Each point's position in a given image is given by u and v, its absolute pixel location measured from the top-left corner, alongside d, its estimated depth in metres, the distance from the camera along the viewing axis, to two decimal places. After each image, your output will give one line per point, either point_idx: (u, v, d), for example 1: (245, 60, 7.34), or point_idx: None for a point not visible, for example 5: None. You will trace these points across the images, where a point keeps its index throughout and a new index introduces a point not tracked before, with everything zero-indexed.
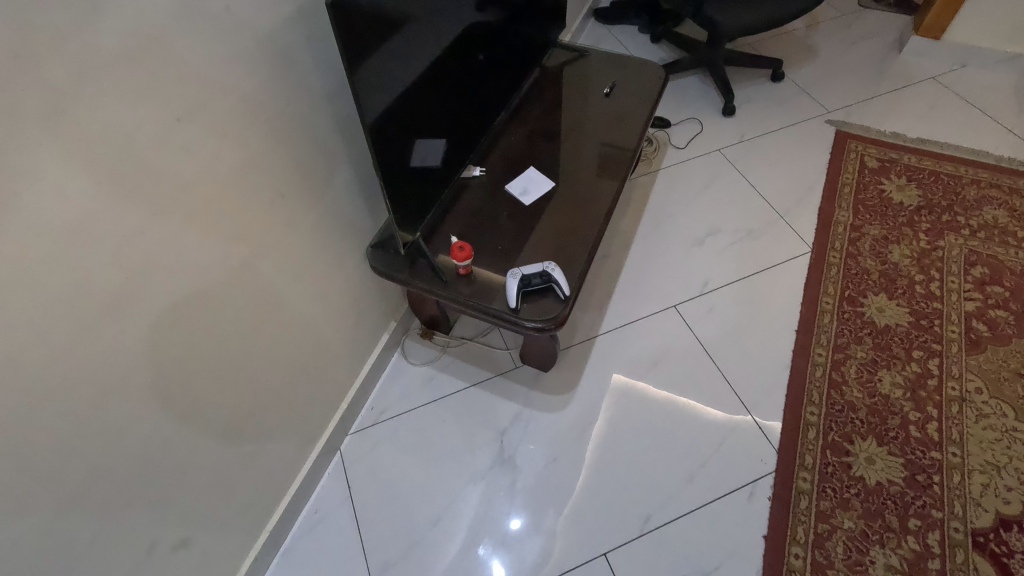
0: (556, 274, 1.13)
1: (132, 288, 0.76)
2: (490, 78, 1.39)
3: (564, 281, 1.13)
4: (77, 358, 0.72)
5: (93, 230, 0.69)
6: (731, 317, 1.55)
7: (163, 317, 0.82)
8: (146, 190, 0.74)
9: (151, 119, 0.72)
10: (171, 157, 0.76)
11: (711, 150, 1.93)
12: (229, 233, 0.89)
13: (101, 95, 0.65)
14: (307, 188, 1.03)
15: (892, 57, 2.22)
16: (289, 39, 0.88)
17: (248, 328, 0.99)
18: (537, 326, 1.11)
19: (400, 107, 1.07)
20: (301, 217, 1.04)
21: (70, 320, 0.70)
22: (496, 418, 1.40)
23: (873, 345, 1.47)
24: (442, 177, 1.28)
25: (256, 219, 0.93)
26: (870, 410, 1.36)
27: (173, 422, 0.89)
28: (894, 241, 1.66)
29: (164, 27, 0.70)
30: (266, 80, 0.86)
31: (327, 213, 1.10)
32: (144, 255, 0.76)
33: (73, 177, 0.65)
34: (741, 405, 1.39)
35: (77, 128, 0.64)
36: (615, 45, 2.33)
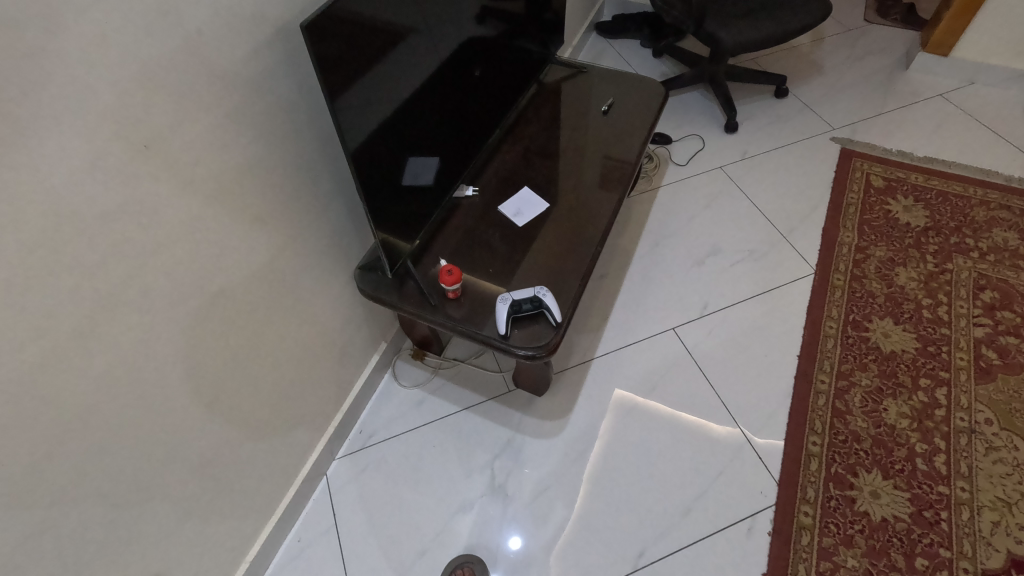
0: (547, 299, 1.09)
1: (98, 321, 0.72)
2: (484, 95, 1.36)
3: (556, 306, 1.09)
4: (40, 392, 0.68)
5: (52, 261, 0.65)
6: (731, 341, 1.50)
7: (132, 351, 0.78)
8: (112, 218, 0.70)
9: (119, 142, 0.68)
10: (142, 181, 0.72)
11: (713, 168, 1.89)
12: (207, 258, 0.86)
13: (60, 121, 0.62)
14: (288, 211, 0.99)
15: (898, 73, 2.18)
16: (269, 57, 0.85)
17: (228, 353, 0.96)
18: (527, 353, 1.07)
19: (389, 128, 1.03)
20: (283, 239, 1.01)
21: (32, 353, 0.66)
22: (488, 445, 1.36)
23: (879, 372, 1.42)
24: (433, 197, 1.24)
25: (234, 242, 0.90)
26: (875, 441, 1.31)
27: (148, 454, 0.85)
28: (900, 263, 1.62)
29: (133, 47, 0.66)
30: (242, 101, 0.83)
31: (310, 235, 1.07)
32: (114, 285, 0.73)
33: (31, 208, 0.62)
34: (741, 434, 1.34)
35: (34, 157, 0.60)
36: (616, 59, 2.30)
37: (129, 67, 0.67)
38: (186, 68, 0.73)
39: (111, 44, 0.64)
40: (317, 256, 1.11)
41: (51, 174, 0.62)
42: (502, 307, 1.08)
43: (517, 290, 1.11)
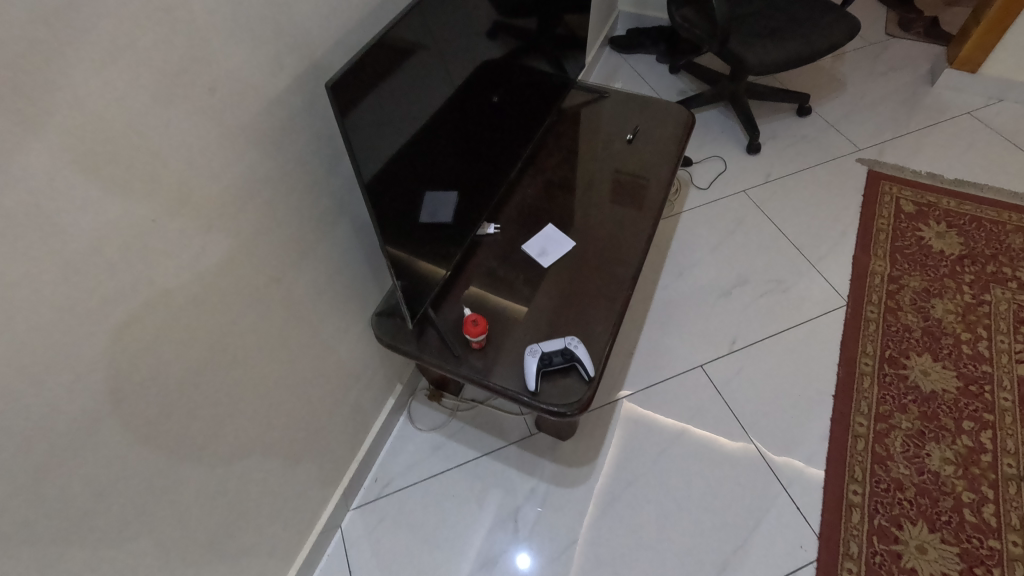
0: (579, 352, 1.03)
1: (111, 412, 0.64)
2: (504, 126, 1.30)
3: (588, 360, 1.03)
4: (46, 500, 0.60)
5: (60, 355, 0.57)
6: (763, 379, 1.43)
7: (147, 437, 0.70)
8: (127, 299, 0.62)
9: (135, 217, 0.60)
10: (159, 255, 0.64)
11: (736, 191, 1.83)
12: (225, 327, 0.78)
13: (68, 200, 0.54)
14: (309, 265, 0.92)
15: (923, 90, 2.12)
16: (297, 107, 0.78)
17: (245, 422, 0.88)
18: (556, 410, 1.01)
19: (405, 169, 0.97)
20: (304, 295, 0.94)
21: (38, 460, 0.58)
22: (511, 494, 1.29)
23: (919, 414, 1.35)
24: (453, 237, 1.18)
25: (254, 306, 0.82)
26: (918, 490, 1.25)
27: (162, 542, 0.77)
28: (936, 295, 1.55)
29: (151, 110, 0.59)
30: (266, 156, 0.75)
31: (330, 286, 1.00)
32: (128, 370, 0.65)
33: (35, 300, 0.54)
34: (777, 482, 1.28)
35: (38, 244, 0.52)
36: (632, 75, 2.24)
37: (146, 133, 0.59)
38: (211, 128, 0.65)
39: (126, 109, 0.56)
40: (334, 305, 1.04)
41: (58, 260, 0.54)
42: (529, 359, 1.02)
43: (547, 340, 1.06)
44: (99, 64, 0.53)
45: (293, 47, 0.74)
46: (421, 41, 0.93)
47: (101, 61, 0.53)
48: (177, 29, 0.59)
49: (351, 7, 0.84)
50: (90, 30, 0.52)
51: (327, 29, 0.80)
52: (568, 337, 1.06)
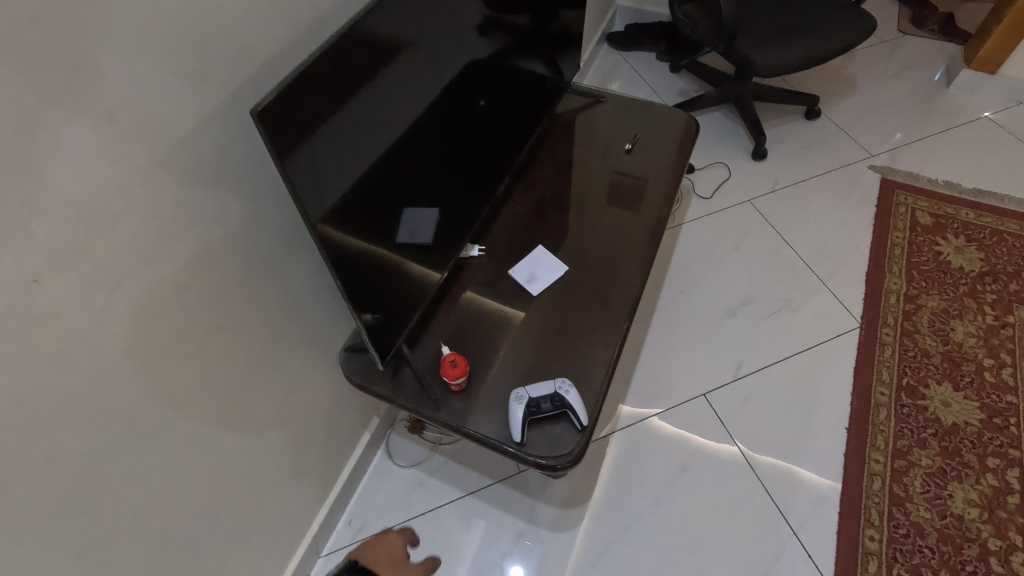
0: (572, 398, 0.93)
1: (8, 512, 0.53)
2: (490, 137, 1.18)
3: (582, 408, 0.93)
4: None
5: None
6: (770, 409, 1.33)
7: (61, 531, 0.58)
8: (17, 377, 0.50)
9: (14, 278, 0.48)
10: (58, 320, 0.53)
11: (741, 201, 1.71)
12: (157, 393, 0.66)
13: None
14: (263, 308, 0.81)
15: (938, 92, 2.00)
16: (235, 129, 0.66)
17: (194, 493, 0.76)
18: (540, 462, 0.90)
19: (373, 193, 0.85)
20: (257, 340, 0.82)
21: None
22: (497, 540, 1.18)
23: (940, 449, 1.25)
24: (433, 262, 1.06)
25: (195, 361, 0.70)
26: (941, 536, 1.15)
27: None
28: (955, 316, 1.45)
29: (27, 144, 0.46)
30: (197, 192, 0.63)
31: (291, 327, 0.89)
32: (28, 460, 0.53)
33: None
34: (786, 526, 1.17)
35: None
36: (630, 74, 2.11)
37: (25, 175, 0.47)
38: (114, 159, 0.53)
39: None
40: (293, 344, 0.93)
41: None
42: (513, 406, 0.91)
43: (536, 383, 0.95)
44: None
45: (227, 60, 0.62)
46: (393, 48, 0.81)
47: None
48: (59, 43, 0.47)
49: (303, 11, 0.72)
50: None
51: (273, 37, 0.68)
52: (560, 380, 0.95)
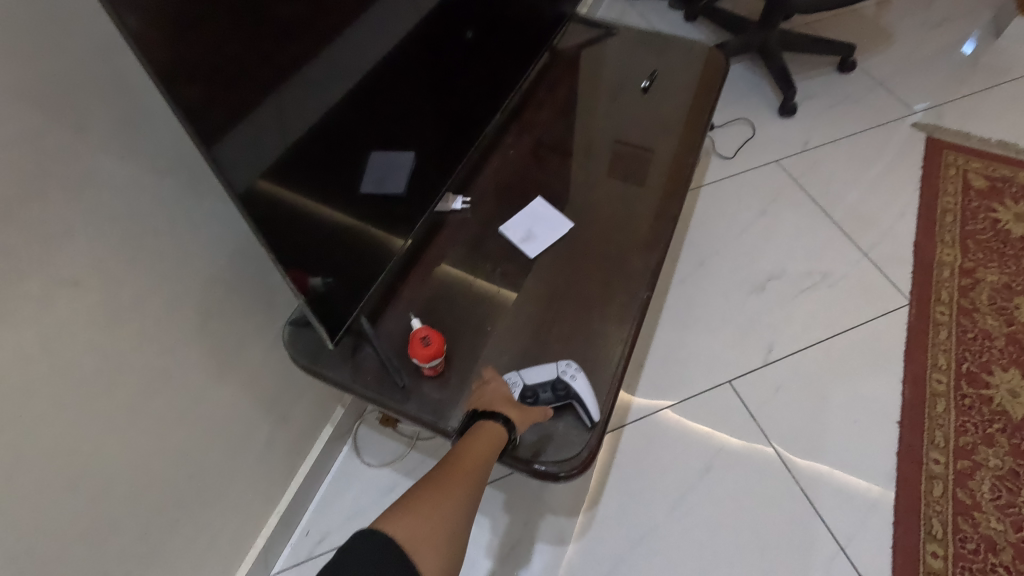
0: (577, 386, 0.72)
1: None
2: (477, 61, 0.95)
3: (589, 398, 0.72)
4: None
5: None
6: (807, 398, 1.13)
7: None
8: None
9: None
10: None
11: (767, 161, 1.50)
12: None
13: None
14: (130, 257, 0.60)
15: (986, 44, 1.78)
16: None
17: (44, 503, 0.57)
18: (517, 459, 0.70)
19: (316, 108, 0.62)
20: (129, 300, 0.61)
21: None
22: (485, 554, 0.99)
23: (1011, 448, 1.05)
24: (401, 213, 0.84)
25: (8, 324, 0.51)
26: (1018, 552, 0.95)
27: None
28: (1020, 291, 1.24)
29: None
30: None
31: (186, 286, 0.68)
32: None
33: None
34: (831, 537, 0.98)
35: None
36: (640, 23, 1.88)
37: None
38: None
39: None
40: (207, 311, 0.72)
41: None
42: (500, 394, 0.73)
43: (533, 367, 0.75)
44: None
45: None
46: None
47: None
48: None
49: None
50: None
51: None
52: (566, 363, 0.75)
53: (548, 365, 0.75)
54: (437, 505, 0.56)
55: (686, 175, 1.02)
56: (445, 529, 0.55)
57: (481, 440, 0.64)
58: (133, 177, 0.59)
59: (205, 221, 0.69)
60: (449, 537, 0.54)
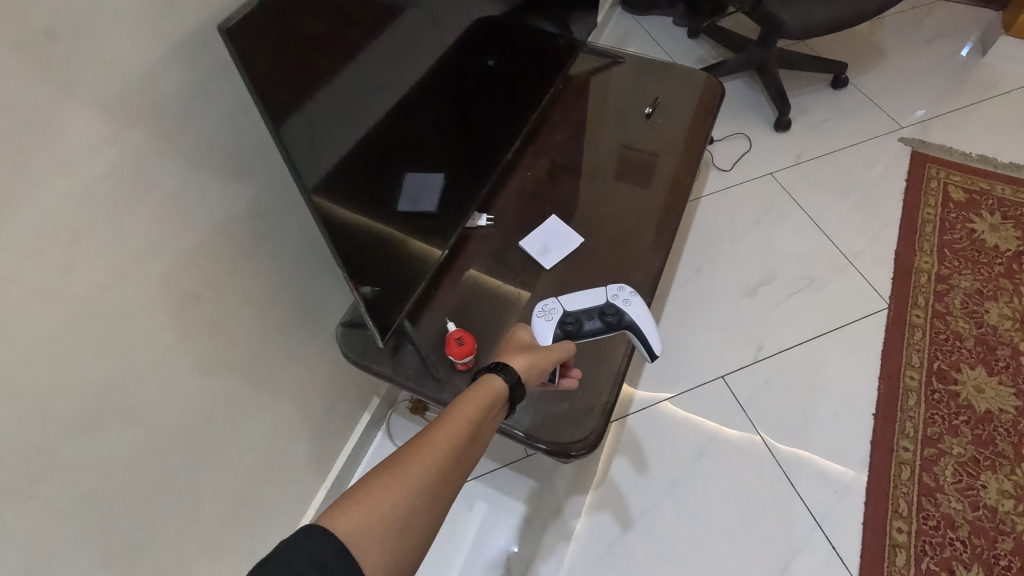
0: (628, 312, 0.84)
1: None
2: (502, 94, 1.07)
3: (641, 321, 0.85)
4: None
5: None
6: (793, 393, 1.25)
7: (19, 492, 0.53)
8: None
9: None
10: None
11: (763, 174, 1.62)
12: (103, 363, 0.60)
13: None
14: (233, 273, 0.74)
15: (973, 61, 1.89)
16: (178, 65, 0.58)
17: (166, 470, 0.71)
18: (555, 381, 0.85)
19: (377, 149, 0.76)
20: (230, 308, 0.76)
21: None
22: (503, 525, 1.13)
23: (973, 438, 1.17)
24: (433, 227, 0.97)
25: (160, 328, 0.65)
26: (973, 529, 1.08)
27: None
28: (991, 298, 1.36)
29: None
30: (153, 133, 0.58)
31: (268, 296, 0.82)
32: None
33: None
34: (810, 516, 1.11)
35: None
36: (646, 40, 2.00)
37: None
38: (16, 83, 0.46)
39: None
40: (280, 316, 0.86)
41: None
42: (541, 325, 0.83)
43: (577, 295, 0.86)
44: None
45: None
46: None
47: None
48: None
49: None
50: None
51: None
52: (611, 290, 0.86)
53: (594, 294, 0.86)
54: (415, 465, 0.52)
55: (689, 179, 1.17)
56: (412, 493, 0.50)
57: (480, 396, 0.62)
58: (242, 212, 0.73)
59: (288, 243, 0.83)
60: (399, 525, 0.48)
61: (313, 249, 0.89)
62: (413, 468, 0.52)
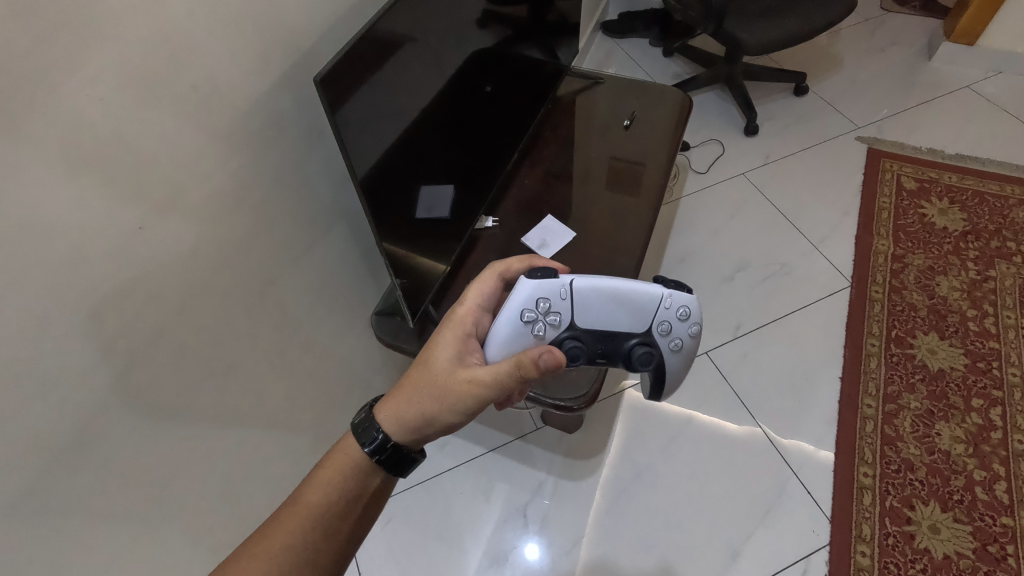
0: (660, 343, 0.78)
1: (125, 400, 0.68)
2: (503, 115, 1.27)
3: (681, 361, 0.80)
4: (72, 473, 0.63)
5: (78, 340, 0.60)
6: (768, 363, 1.43)
7: (154, 423, 0.72)
8: (136, 292, 0.66)
9: (123, 223, 0.62)
10: (160, 257, 0.68)
11: (735, 174, 1.81)
12: (218, 329, 0.80)
13: (88, 201, 0.58)
14: (297, 267, 0.93)
15: (921, 65, 2.09)
16: (269, 106, 0.78)
17: (245, 421, 0.90)
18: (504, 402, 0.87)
19: (405, 161, 0.96)
20: (295, 297, 0.95)
21: (63, 445, 0.62)
22: (518, 491, 1.30)
23: (928, 394, 1.34)
24: (450, 228, 1.15)
25: (251, 307, 0.85)
26: (930, 470, 1.24)
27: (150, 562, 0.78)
28: (941, 272, 1.54)
29: (153, 115, 0.63)
30: (257, 160, 0.79)
31: (320, 290, 1.01)
32: (136, 362, 0.68)
33: (67, 282, 0.58)
34: (785, 465, 1.27)
35: (59, 238, 0.56)
36: (625, 60, 2.20)
37: (116, 149, 0.60)
38: (193, 129, 0.68)
39: (86, 125, 0.56)
40: (328, 307, 1.05)
41: (20, 289, 0.54)
42: (530, 340, 0.75)
43: (588, 305, 0.76)
44: (49, 78, 0.53)
45: (263, 47, 0.75)
46: (411, 33, 0.88)
47: (52, 76, 0.53)
48: (141, 35, 0.60)
49: (317, 21, 0.84)
50: (37, 49, 0.51)
51: (297, 31, 0.80)
52: (654, 307, 0.77)
53: (642, 310, 0.77)
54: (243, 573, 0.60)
55: (662, 184, 1.35)
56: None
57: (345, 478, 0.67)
58: (307, 219, 0.92)
59: (337, 245, 1.02)
60: None
61: (352, 252, 1.08)
62: (250, 566, 0.60)
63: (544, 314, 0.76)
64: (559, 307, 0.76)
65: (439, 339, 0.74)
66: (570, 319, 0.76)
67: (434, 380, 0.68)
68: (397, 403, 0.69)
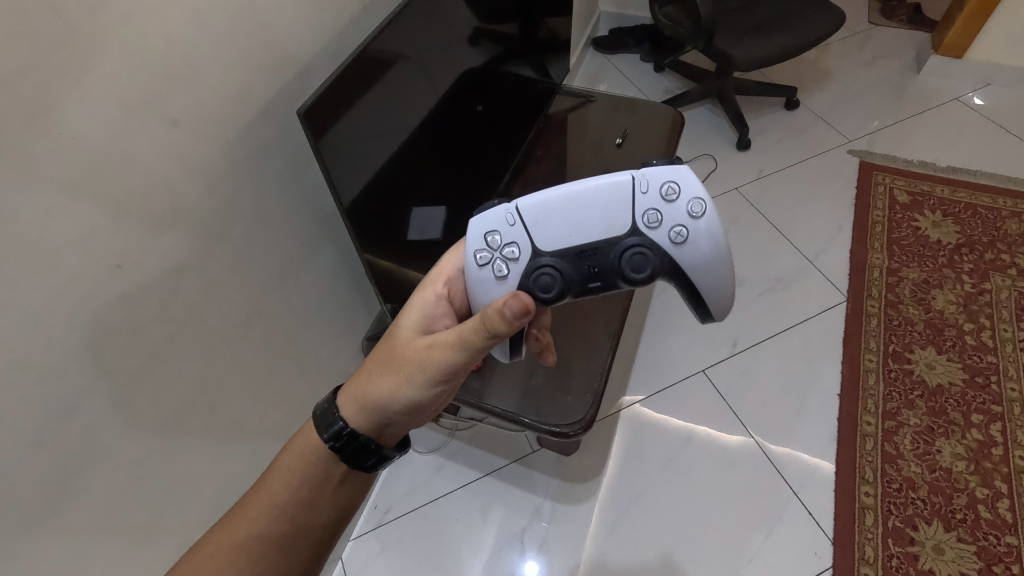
0: (657, 240, 0.63)
1: (106, 439, 0.65)
2: (494, 133, 1.26)
3: (704, 252, 0.63)
4: (47, 517, 0.61)
5: (59, 380, 0.58)
6: (766, 381, 1.41)
7: (136, 461, 0.70)
8: (119, 329, 0.64)
9: (105, 259, 0.60)
10: (142, 291, 0.65)
11: (729, 189, 1.81)
12: (206, 362, 0.78)
13: (71, 237, 0.56)
14: (286, 294, 0.91)
15: (910, 77, 2.10)
16: (255, 133, 0.77)
17: (234, 453, 0.88)
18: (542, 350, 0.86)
19: (395, 185, 0.94)
20: (284, 325, 0.93)
21: (39, 491, 0.59)
22: (515, 515, 1.27)
23: (927, 410, 1.33)
24: (442, 251, 1.13)
25: (240, 337, 0.83)
26: (932, 488, 1.22)
27: None
28: (936, 286, 1.53)
29: (136, 148, 0.61)
30: (244, 189, 0.77)
31: (310, 316, 0.99)
32: (118, 401, 0.65)
33: (47, 323, 0.56)
34: (786, 485, 1.25)
35: (38, 278, 0.54)
36: (617, 76, 2.21)
37: (97, 183, 0.58)
38: (178, 159, 0.66)
39: (66, 163, 0.55)
40: (318, 333, 1.03)
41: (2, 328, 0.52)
42: (489, 283, 0.65)
43: (546, 220, 0.64)
44: (27, 117, 0.51)
45: (247, 75, 0.74)
46: (401, 56, 0.88)
47: (31, 113, 0.51)
48: (123, 68, 0.58)
49: (304, 47, 0.83)
50: (21, 79, 0.50)
51: (283, 57, 0.79)
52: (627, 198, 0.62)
53: (619, 204, 0.63)
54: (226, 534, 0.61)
55: None
56: (215, 551, 0.60)
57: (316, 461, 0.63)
58: (296, 246, 0.91)
59: (326, 271, 1.01)
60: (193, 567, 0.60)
61: (343, 276, 1.07)
62: (217, 537, 0.61)
63: (498, 249, 0.64)
64: (511, 235, 0.65)
65: (412, 304, 0.69)
66: (532, 245, 0.64)
67: (402, 363, 0.62)
68: (359, 391, 0.63)
